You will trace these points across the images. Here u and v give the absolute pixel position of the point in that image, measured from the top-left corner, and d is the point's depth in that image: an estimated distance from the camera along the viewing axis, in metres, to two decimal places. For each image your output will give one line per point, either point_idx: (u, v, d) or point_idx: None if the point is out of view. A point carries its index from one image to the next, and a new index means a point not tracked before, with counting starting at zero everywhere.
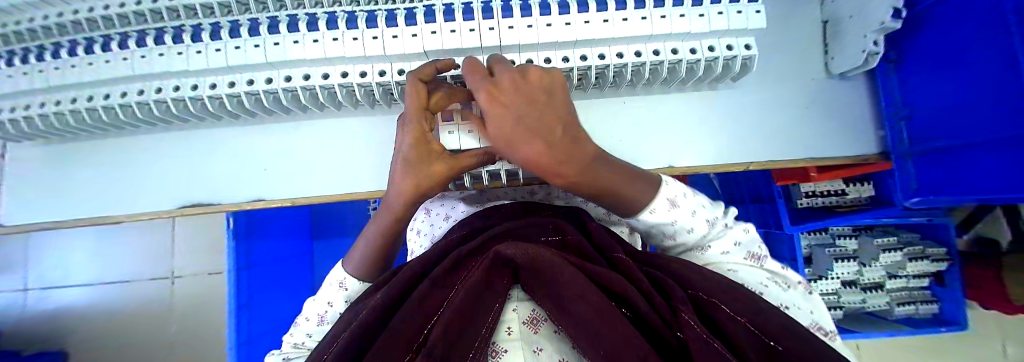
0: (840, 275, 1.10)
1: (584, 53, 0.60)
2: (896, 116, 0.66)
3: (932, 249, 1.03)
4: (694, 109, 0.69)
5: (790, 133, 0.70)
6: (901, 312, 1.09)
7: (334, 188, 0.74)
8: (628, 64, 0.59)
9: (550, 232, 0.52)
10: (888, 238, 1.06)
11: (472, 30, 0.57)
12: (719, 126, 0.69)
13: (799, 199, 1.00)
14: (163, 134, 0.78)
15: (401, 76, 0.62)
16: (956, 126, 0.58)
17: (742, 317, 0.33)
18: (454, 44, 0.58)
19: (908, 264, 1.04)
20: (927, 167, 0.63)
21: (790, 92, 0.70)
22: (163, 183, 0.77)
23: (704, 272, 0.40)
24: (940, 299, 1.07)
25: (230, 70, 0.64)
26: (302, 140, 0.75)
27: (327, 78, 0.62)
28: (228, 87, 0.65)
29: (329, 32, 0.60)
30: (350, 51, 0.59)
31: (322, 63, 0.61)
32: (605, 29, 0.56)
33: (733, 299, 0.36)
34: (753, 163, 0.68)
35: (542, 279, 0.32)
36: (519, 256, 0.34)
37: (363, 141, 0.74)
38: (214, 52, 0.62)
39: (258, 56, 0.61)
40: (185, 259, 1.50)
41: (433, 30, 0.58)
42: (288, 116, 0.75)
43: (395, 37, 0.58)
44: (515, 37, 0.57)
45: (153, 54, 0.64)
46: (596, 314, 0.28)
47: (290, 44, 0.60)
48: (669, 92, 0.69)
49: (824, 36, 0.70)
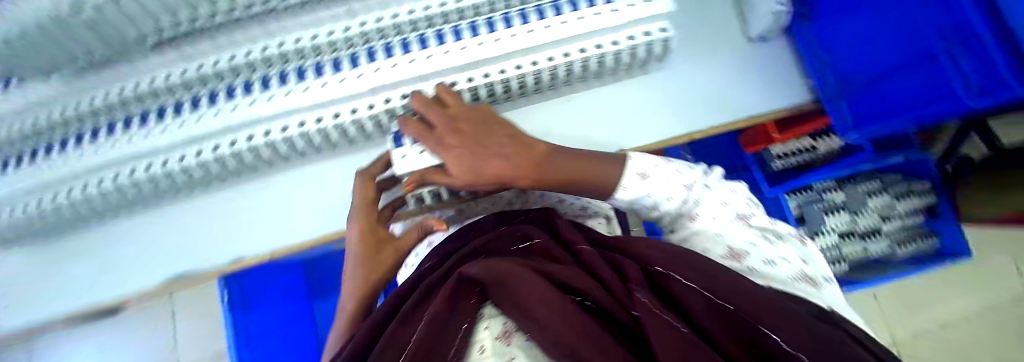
0: (835, 227, 1.11)
1: (519, 62, 0.62)
2: (818, 62, 0.69)
3: (917, 185, 1.07)
4: (639, 94, 0.73)
5: (732, 95, 0.73)
6: (902, 252, 1.10)
7: (313, 231, 0.76)
8: (558, 66, 0.62)
9: (520, 240, 0.53)
10: (869, 184, 1.10)
11: (412, 60, 0.62)
12: (666, 106, 0.73)
13: (774, 162, 0.98)
14: (151, 212, 0.81)
15: (352, 115, 0.66)
16: (870, 59, 0.59)
17: (696, 283, 0.36)
18: (397, 76, 0.62)
19: (896, 204, 1.08)
20: (859, 104, 0.63)
21: (720, 61, 0.74)
22: (149, 259, 0.79)
23: (659, 250, 0.43)
24: (938, 233, 1.09)
25: (195, 141, 0.67)
26: (281, 192, 0.78)
27: (287, 130, 0.67)
28: (197, 156, 0.68)
29: (285, 87, 0.65)
30: (301, 101, 0.63)
31: (280, 117, 0.65)
32: (531, 38, 0.58)
33: (690, 267, 0.38)
34: (696, 132, 0.71)
35: (505, 291, 0.35)
36: (482, 272, 0.37)
37: (335, 184, 0.77)
38: (179, 126, 0.66)
39: (218, 123, 0.64)
40: (187, 343, 1.45)
41: (376, 67, 0.63)
42: (258, 174, 0.78)
43: (343, 80, 0.63)
44: (449, 61, 0.61)
45: (125, 137, 0.68)
46: (553, 316, 0.31)
47: (247, 105, 0.64)
48: (612, 84, 0.73)
49: (737, 5, 0.75)
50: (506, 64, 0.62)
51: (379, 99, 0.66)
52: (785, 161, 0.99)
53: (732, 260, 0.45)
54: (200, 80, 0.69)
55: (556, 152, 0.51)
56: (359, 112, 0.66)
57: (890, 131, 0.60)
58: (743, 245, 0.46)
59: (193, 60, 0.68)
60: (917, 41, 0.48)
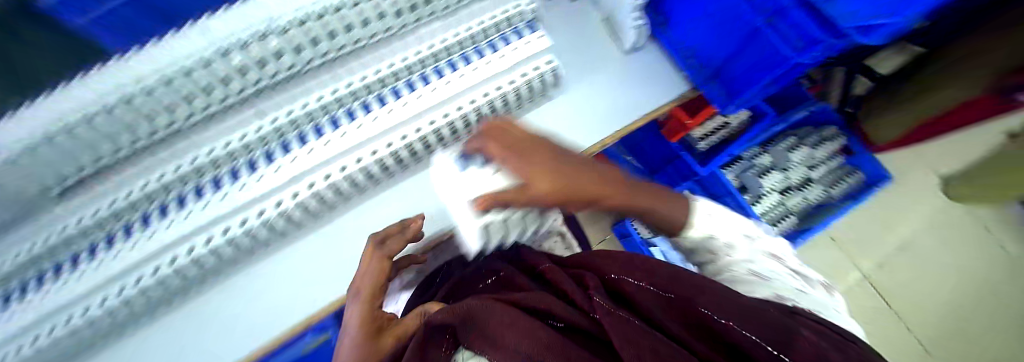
0: (772, 186, 1.21)
1: (444, 112, 0.68)
2: (686, 56, 0.79)
3: (826, 132, 1.22)
4: (562, 112, 0.77)
5: (638, 91, 0.79)
6: (838, 192, 1.19)
7: (249, 348, 0.61)
8: (479, 107, 0.69)
9: (488, 277, 0.52)
10: (787, 140, 1.22)
11: (343, 133, 0.65)
12: (591, 114, 0.77)
13: (698, 144, 1.10)
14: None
15: (294, 199, 0.61)
16: (721, 45, 0.70)
17: (645, 282, 0.35)
18: (337, 148, 0.63)
19: (816, 152, 1.20)
20: (727, 80, 0.75)
21: (614, 68, 0.81)
22: None
23: (625, 261, 0.41)
24: (859, 167, 1.21)
25: (108, 283, 0.57)
26: (203, 315, 0.64)
27: (218, 236, 0.59)
28: (95, 307, 0.55)
29: (219, 190, 0.61)
30: (237, 198, 0.60)
31: (210, 225, 0.59)
32: (447, 88, 0.68)
33: (638, 272, 0.37)
34: (608, 135, 0.74)
35: (476, 326, 0.32)
36: (448, 316, 0.33)
37: (269, 291, 0.65)
38: (89, 272, 0.57)
39: (138, 252, 0.57)
40: None
41: (308, 149, 0.63)
42: (173, 309, 0.63)
43: (276, 170, 0.62)
44: (384, 125, 0.65)
45: (2, 313, 0.54)
46: (526, 339, 0.28)
47: (175, 222, 0.59)
48: (527, 114, 0.77)
49: (603, 26, 0.84)
50: (436, 115, 0.68)
51: (304, 185, 0.62)
52: (707, 141, 1.11)
53: (767, 295, 0.38)
54: (108, 221, 0.60)
55: (636, 186, 0.49)
56: (284, 202, 0.60)
57: (756, 95, 0.72)
58: (768, 271, 0.41)
59: (103, 200, 0.60)
60: (751, 22, 0.58)
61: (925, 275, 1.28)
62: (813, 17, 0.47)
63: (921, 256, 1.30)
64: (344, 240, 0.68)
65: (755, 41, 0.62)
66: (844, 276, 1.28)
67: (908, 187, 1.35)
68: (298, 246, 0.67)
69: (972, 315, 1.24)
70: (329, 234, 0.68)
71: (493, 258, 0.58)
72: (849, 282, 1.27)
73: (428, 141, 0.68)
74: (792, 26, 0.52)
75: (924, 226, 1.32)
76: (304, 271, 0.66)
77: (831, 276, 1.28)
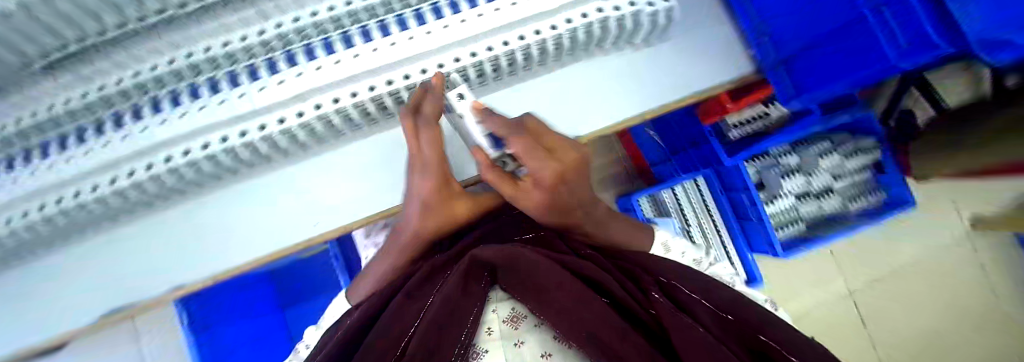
0: (792, 190, 1.17)
1: (472, 49, 0.51)
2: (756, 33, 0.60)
3: (863, 143, 1.15)
4: (585, 70, 0.62)
5: (715, 68, 0.63)
6: (856, 206, 1.18)
7: (256, 252, 0.63)
8: (514, 51, 0.51)
9: (525, 232, 0.57)
10: (821, 145, 1.16)
11: (339, 61, 0.49)
12: (620, 75, 0.62)
13: (730, 132, 1.07)
14: (49, 256, 0.65)
15: (261, 131, 0.51)
16: (802, 25, 0.54)
17: (680, 298, 0.43)
18: (322, 78, 0.49)
19: (847, 162, 1.15)
20: (801, 66, 0.58)
21: (701, 32, 0.64)
22: (61, 307, 0.64)
23: (664, 275, 0.50)
24: (887, 186, 1.16)
25: (88, 176, 0.53)
26: (212, 214, 0.64)
27: (187, 153, 0.52)
28: (90, 191, 0.53)
29: (192, 105, 0.51)
30: (200, 119, 0.50)
31: (181, 140, 0.51)
32: (486, 20, 0.49)
33: (676, 283, 0.47)
34: (644, 111, 0.62)
35: (528, 276, 0.40)
36: (498, 257, 0.41)
37: (263, 206, 0.64)
38: (68, 162, 0.52)
39: (117, 148, 0.51)
40: None
41: (299, 71, 0.50)
42: (177, 198, 0.63)
43: (241, 95, 0.50)
44: (390, 56, 0.49)
45: (11, 178, 0.53)
46: (574, 303, 0.37)
47: (141, 130, 0.50)
48: (557, 67, 0.62)
49: None
50: (461, 51, 0.51)
51: (290, 111, 0.51)
52: (741, 130, 1.07)
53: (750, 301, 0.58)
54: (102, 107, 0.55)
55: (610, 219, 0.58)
56: (267, 128, 0.50)
57: (830, 92, 0.57)
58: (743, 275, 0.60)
59: (84, 84, 0.52)
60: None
61: (908, 299, 1.31)
62: (905, 20, 0.37)
63: (912, 282, 1.31)
64: (342, 166, 0.64)
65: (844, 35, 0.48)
66: (831, 286, 1.30)
67: (936, 211, 1.30)
68: (291, 167, 0.64)
69: (937, 345, 1.29)
70: (334, 161, 0.64)
71: (527, 216, 0.61)
72: (833, 292, 1.30)
73: (443, 83, 0.56)
74: (893, 25, 0.39)
75: (926, 256, 1.31)
76: (297, 193, 0.64)
77: (815, 285, 1.30)
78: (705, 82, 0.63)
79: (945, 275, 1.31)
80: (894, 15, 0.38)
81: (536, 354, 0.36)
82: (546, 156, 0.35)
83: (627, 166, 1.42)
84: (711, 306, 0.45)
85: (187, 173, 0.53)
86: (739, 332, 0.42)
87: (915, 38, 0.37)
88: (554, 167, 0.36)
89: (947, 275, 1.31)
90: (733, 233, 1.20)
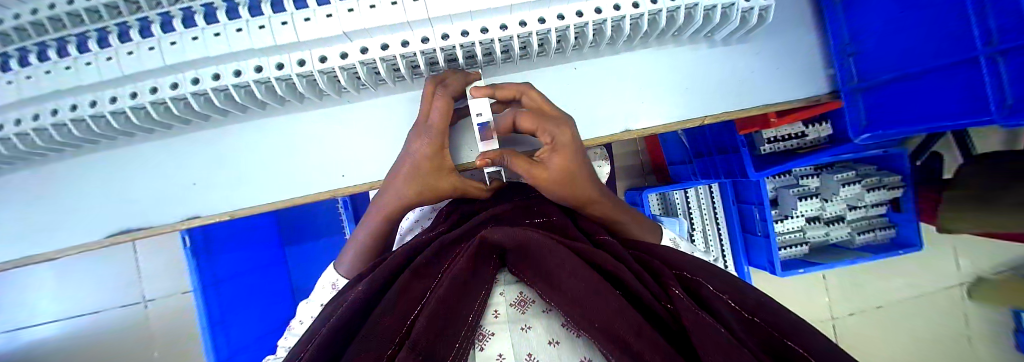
0: (804, 212, 1.17)
1: (542, 15, 0.45)
2: (843, 53, 0.58)
3: (889, 178, 1.10)
4: (649, 60, 0.58)
5: (790, 83, 0.61)
6: (863, 239, 1.17)
7: (276, 196, 0.60)
8: (589, 25, 0.46)
9: (536, 216, 0.50)
10: (846, 173, 1.11)
11: (394, 2, 0.41)
12: (685, 71, 0.59)
13: (762, 146, 1.06)
14: (58, 164, 0.62)
15: (300, 68, 0.46)
16: (906, 56, 0.51)
17: (725, 294, 0.37)
18: (377, 21, 0.41)
19: (867, 195, 1.09)
20: (878, 103, 0.57)
21: (776, 40, 0.60)
22: (73, 217, 0.62)
23: (703, 268, 0.42)
24: (897, 224, 1.16)
25: (112, 84, 0.49)
26: (229, 148, 0.60)
27: (218, 79, 0.48)
28: (110, 103, 0.50)
29: (209, 26, 0.44)
30: (231, 44, 0.43)
31: (206, 62, 0.46)
32: None
33: (713, 279, 0.40)
34: (709, 116, 0.59)
35: (534, 260, 0.33)
36: (505, 239, 0.35)
37: (280, 145, 0.59)
38: (84, 67, 0.47)
39: (135, 62, 0.46)
40: (153, 281, 1.36)
41: (350, 6, 0.42)
42: (195, 126, 0.59)
43: (284, 23, 0.43)
44: (451, 9, 0.42)
45: (22, 75, 0.49)
46: (586, 290, 0.29)
47: (165, 45, 0.45)
48: (622, 52, 0.58)
49: None
50: (529, 15, 0.45)
51: (332, 51, 0.46)
52: (774, 146, 1.06)
53: None
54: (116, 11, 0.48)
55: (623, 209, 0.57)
56: (308, 65, 0.46)
57: (904, 133, 0.56)
58: None
59: None
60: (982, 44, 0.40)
61: (888, 336, 1.35)
62: None
63: (895, 318, 1.35)
64: (371, 118, 0.59)
65: (951, 73, 0.45)
66: (816, 311, 1.34)
67: (933, 257, 1.33)
68: (318, 110, 0.58)
69: None
70: (367, 109, 0.58)
71: (537, 199, 0.56)
72: (820, 318, 1.34)
73: (497, 44, 0.50)
74: (1007, 80, 0.37)
75: (913, 295, 1.34)
76: (316, 138, 0.59)
77: (802, 306, 1.34)
78: (766, 98, 0.60)
79: (930, 320, 1.34)
80: None
81: (544, 340, 0.30)
82: (552, 151, 0.43)
83: (644, 163, 1.42)
84: (737, 306, 0.36)
85: (215, 100, 0.49)
86: (763, 334, 0.32)
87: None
88: (561, 154, 0.43)
89: (931, 320, 1.34)
90: (735, 240, 1.24)
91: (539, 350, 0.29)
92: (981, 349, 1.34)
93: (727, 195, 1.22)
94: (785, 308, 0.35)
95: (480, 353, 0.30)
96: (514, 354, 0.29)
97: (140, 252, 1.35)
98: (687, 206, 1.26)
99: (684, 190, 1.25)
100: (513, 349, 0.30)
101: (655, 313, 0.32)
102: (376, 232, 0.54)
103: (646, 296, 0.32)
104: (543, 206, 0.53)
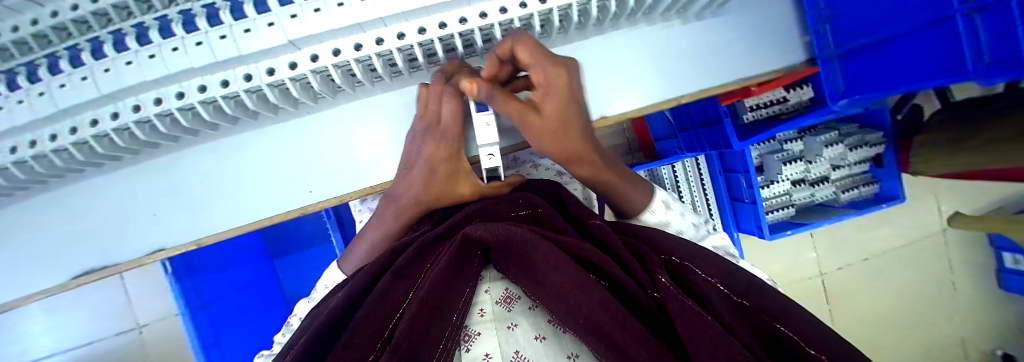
0: (789, 176, 1.18)
1: (502, 4, 0.42)
2: (819, 18, 0.57)
3: (871, 136, 1.11)
4: (622, 43, 0.56)
5: (766, 53, 0.59)
6: (847, 198, 1.19)
7: (245, 218, 0.58)
8: (554, 11, 0.43)
9: (520, 207, 0.48)
10: (829, 134, 1.12)
11: (340, 4, 0.38)
12: (660, 52, 0.57)
13: (745, 115, 1.06)
14: (10, 208, 0.58)
15: (247, 84, 0.43)
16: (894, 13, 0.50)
17: (714, 278, 0.37)
18: (324, 27, 0.38)
19: (849, 154, 1.12)
20: (859, 66, 0.56)
21: (752, 10, 0.58)
22: (36, 259, 0.60)
23: (692, 252, 0.42)
24: (879, 180, 1.19)
25: (49, 122, 0.46)
26: (190, 174, 0.57)
27: (161, 103, 0.45)
28: (52, 141, 0.47)
29: (142, 48, 0.40)
30: (168, 66, 0.40)
31: (145, 87, 0.43)
32: None
33: (702, 263, 0.39)
34: (686, 95, 0.58)
35: (519, 252, 0.33)
36: (488, 235, 0.35)
37: (243, 166, 0.57)
38: (14, 106, 0.43)
39: (66, 97, 0.42)
40: (144, 306, 1.34)
41: (293, 11, 0.38)
42: (149, 155, 0.56)
43: (222, 38, 0.39)
44: (403, 7, 0.38)
45: None
46: (570, 282, 0.29)
47: (97, 74, 0.41)
48: (592, 36, 0.55)
49: None
50: (489, 4, 0.42)
51: (280, 62, 0.43)
52: (757, 113, 1.06)
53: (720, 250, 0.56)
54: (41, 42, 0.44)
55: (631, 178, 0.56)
56: (254, 80, 0.43)
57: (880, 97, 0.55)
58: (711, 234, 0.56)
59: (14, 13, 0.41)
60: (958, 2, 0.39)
61: (873, 287, 1.40)
62: (999, 35, 0.35)
63: (880, 269, 1.40)
64: (335, 128, 0.56)
65: (931, 32, 0.45)
66: (804, 271, 1.38)
67: (916, 208, 1.37)
68: (276, 126, 0.55)
69: (891, 328, 1.40)
70: (329, 120, 0.56)
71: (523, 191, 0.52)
72: (808, 276, 1.38)
73: (458, 38, 0.47)
74: (984, 38, 0.37)
75: (896, 247, 1.39)
76: (279, 154, 0.56)
77: (791, 267, 1.38)
78: (740, 72, 0.59)
79: (912, 268, 1.40)
80: (997, 20, 0.35)
81: (531, 336, 0.29)
82: (547, 94, 0.41)
83: (631, 141, 1.41)
84: (725, 290, 0.35)
85: (161, 126, 0.46)
86: (753, 319, 0.32)
87: (1001, 56, 0.35)
88: (557, 98, 0.41)
89: (913, 265, 1.40)
90: (724, 209, 1.25)
91: (526, 347, 0.28)
92: (961, 291, 1.41)
93: (713, 166, 1.23)
94: (771, 289, 0.35)
95: (465, 355, 0.29)
96: (501, 353, 0.28)
97: (127, 279, 1.32)
98: (675, 180, 1.26)
99: (670, 165, 1.25)
100: (499, 349, 0.29)
101: (641, 301, 0.31)
102: (382, 235, 0.55)
103: (632, 286, 0.31)
104: (530, 199, 0.49)
